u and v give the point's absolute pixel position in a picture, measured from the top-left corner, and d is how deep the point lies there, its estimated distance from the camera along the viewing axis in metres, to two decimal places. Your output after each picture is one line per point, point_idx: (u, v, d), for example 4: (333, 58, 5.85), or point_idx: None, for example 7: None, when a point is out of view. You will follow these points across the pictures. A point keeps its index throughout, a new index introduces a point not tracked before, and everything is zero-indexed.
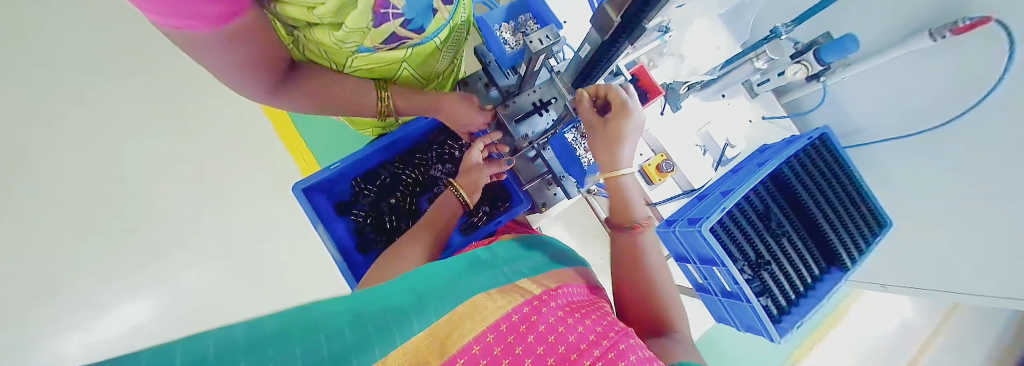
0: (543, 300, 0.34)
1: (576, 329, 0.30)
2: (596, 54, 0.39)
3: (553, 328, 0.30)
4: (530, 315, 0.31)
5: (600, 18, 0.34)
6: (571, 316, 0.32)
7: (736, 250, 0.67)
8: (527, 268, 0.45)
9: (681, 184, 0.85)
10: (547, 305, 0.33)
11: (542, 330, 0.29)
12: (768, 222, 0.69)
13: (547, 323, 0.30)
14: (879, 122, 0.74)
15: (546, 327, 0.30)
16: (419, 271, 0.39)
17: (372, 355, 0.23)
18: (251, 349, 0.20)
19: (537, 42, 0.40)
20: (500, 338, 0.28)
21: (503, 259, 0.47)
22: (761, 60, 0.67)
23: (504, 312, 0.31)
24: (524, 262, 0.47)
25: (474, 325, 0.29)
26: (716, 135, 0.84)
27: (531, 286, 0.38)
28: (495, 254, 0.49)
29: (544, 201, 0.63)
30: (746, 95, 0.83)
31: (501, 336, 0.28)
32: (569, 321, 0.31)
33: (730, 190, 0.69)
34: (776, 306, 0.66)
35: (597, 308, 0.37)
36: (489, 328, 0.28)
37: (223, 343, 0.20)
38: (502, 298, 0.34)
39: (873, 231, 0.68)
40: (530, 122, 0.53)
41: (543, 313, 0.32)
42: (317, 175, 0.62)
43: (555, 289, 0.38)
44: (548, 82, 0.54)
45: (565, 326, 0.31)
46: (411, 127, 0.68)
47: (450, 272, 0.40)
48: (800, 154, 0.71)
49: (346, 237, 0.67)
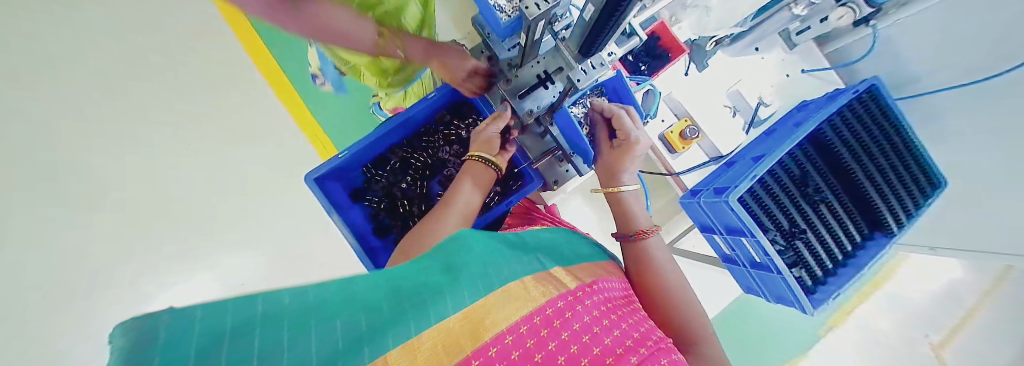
0: (578, 296, 0.33)
1: (612, 333, 0.29)
2: (602, 16, 0.34)
3: (587, 328, 0.29)
4: (565, 310, 0.30)
5: None
6: (606, 317, 0.31)
7: (766, 219, 0.62)
8: (560, 257, 0.44)
9: (706, 150, 0.79)
10: (583, 304, 0.32)
11: (576, 329, 0.28)
12: (804, 189, 0.63)
13: (582, 322, 0.29)
14: (936, 68, 0.63)
15: (580, 326, 0.29)
16: (456, 243, 0.38)
17: (405, 335, 0.23)
18: (296, 314, 0.22)
19: (533, 7, 0.36)
20: (533, 330, 0.27)
21: (537, 246, 0.45)
22: (800, 6, 0.62)
23: (538, 304, 0.30)
24: (559, 252, 0.45)
25: (509, 314, 0.28)
26: (748, 95, 0.76)
27: (565, 277, 0.37)
28: (525, 239, 0.47)
29: (555, 179, 0.60)
30: (783, 47, 0.74)
31: (534, 328, 0.27)
32: (605, 323, 0.30)
33: (763, 155, 0.63)
34: (809, 276, 0.61)
35: (633, 310, 0.35)
36: (521, 320, 0.28)
37: (272, 308, 0.22)
38: (536, 289, 0.33)
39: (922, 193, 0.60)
40: (536, 96, 0.49)
41: (578, 311, 0.31)
42: (327, 164, 0.60)
43: (591, 286, 0.36)
44: (553, 51, 0.48)
45: (601, 327, 0.30)
46: (415, 108, 0.63)
47: (486, 248, 0.39)
48: (845, 110, 0.63)
49: (363, 223, 0.67)
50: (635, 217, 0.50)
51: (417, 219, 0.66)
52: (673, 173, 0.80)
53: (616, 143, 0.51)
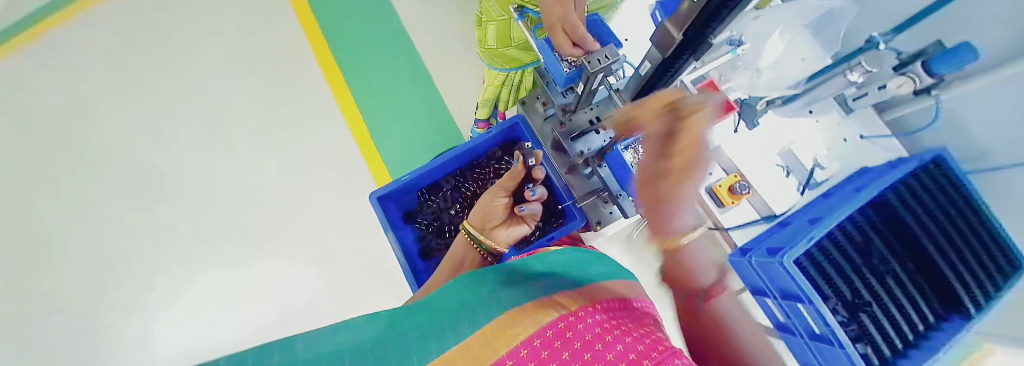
0: (579, 315, 0.34)
1: (614, 348, 0.28)
2: (658, 70, 0.38)
3: (589, 346, 0.29)
4: (566, 330, 0.31)
5: (660, 35, 0.34)
6: (610, 333, 0.31)
7: (827, 288, 0.57)
8: (570, 281, 0.45)
9: (757, 208, 0.76)
10: (585, 321, 0.33)
11: (577, 347, 0.29)
12: (867, 257, 0.59)
13: (584, 341, 0.30)
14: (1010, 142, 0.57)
15: (581, 344, 0.29)
16: (459, 289, 0.43)
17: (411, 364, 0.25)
18: (310, 354, 0.24)
19: (595, 61, 0.41)
20: (533, 353, 0.28)
21: (540, 271, 0.49)
22: (856, 72, 0.60)
23: (538, 327, 0.31)
24: (563, 273, 0.48)
25: (506, 339, 0.29)
26: (803, 156, 0.74)
27: (567, 298, 0.39)
28: (531, 266, 0.50)
29: (598, 219, 0.59)
30: (840, 111, 0.74)
31: (535, 351, 0.28)
32: (608, 339, 0.30)
33: (818, 217, 0.62)
34: (877, 356, 0.54)
35: (637, 324, 0.35)
36: (522, 343, 0.29)
37: (291, 353, 0.24)
38: (538, 311, 0.35)
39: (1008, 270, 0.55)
40: (587, 139, 0.53)
41: (580, 329, 0.32)
42: (390, 185, 0.66)
43: (592, 304, 0.37)
44: (607, 100, 0.53)
45: (603, 343, 0.29)
46: (472, 142, 0.68)
47: (484, 287, 0.42)
48: (910, 178, 0.61)
49: (412, 243, 0.70)
50: (699, 270, 0.43)
51: None
52: (721, 228, 0.76)
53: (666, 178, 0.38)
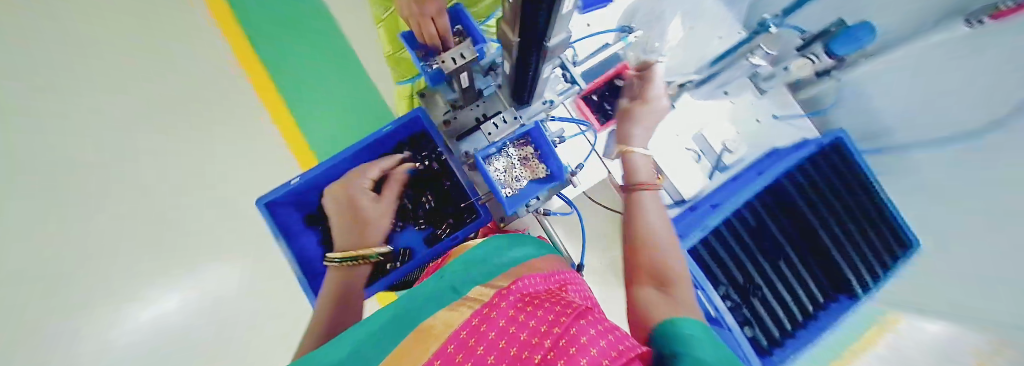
0: (491, 305, 0.27)
1: (527, 325, 0.23)
2: (517, 70, 0.35)
3: (502, 332, 0.23)
4: (478, 325, 0.24)
5: (502, 36, 0.30)
6: (522, 312, 0.26)
7: (720, 274, 0.62)
8: (483, 274, 0.36)
9: (670, 194, 0.76)
10: (498, 309, 0.27)
11: (491, 337, 0.22)
12: (763, 242, 0.63)
13: (496, 328, 0.23)
14: (907, 122, 0.61)
15: (495, 333, 0.23)
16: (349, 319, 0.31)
17: None
18: None
19: (450, 61, 0.36)
20: (437, 357, 0.20)
21: (451, 267, 0.39)
22: (757, 56, 0.68)
23: (440, 338, 0.23)
24: (484, 259, 0.39)
25: (417, 355, 0.21)
26: (713, 140, 0.76)
27: (480, 295, 0.31)
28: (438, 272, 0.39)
29: (501, 215, 0.58)
30: (754, 91, 0.76)
31: (440, 354, 0.21)
32: (520, 318, 0.24)
33: (720, 204, 0.65)
34: (765, 336, 0.59)
35: (558, 300, 0.30)
36: (429, 354, 0.21)
37: None
38: (447, 319, 0.27)
39: (894, 255, 0.59)
40: (473, 138, 0.47)
41: (493, 317, 0.25)
42: (278, 189, 0.59)
43: (508, 286, 0.31)
44: (492, 96, 0.48)
45: (517, 324, 0.24)
46: (369, 138, 0.62)
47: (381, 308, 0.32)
48: (805, 166, 0.65)
49: (314, 248, 0.65)
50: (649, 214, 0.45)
51: None
52: None
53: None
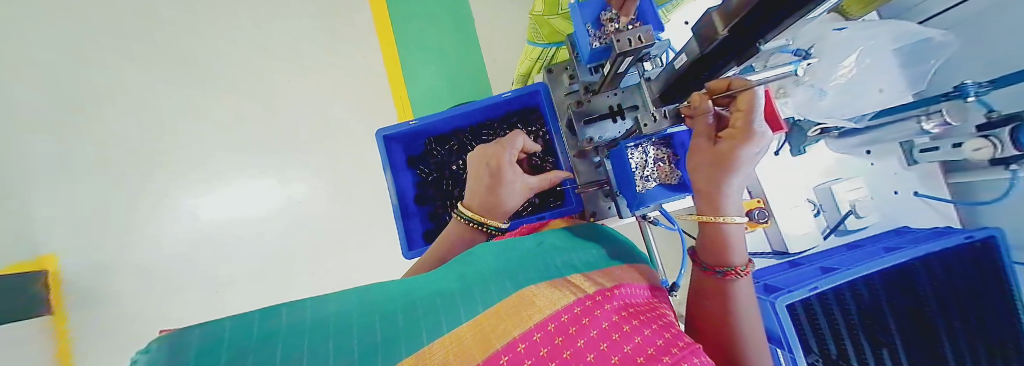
0: (597, 301, 0.30)
1: (633, 340, 0.25)
2: (691, 67, 0.34)
3: (605, 336, 0.25)
4: (582, 316, 0.27)
5: (703, 28, 0.29)
6: (628, 323, 0.27)
7: (812, 341, 0.60)
8: (581, 262, 0.41)
9: (773, 242, 0.70)
10: (602, 308, 0.29)
11: (593, 336, 0.25)
12: (872, 325, 0.58)
13: (599, 329, 0.26)
14: None
15: (597, 333, 0.25)
16: (468, 259, 0.40)
17: (419, 342, 0.24)
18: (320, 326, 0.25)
19: (624, 42, 0.35)
20: (546, 338, 0.25)
21: (548, 248, 0.44)
22: (931, 121, 0.55)
23: (552, 310, 0.28)
24: (581, 252, 0.43)
25: (522, 320, 0.26)
26: (842, 198, 0.65)
27: (584, 283, 0.34)
28: (540, 245, 0.44)
29: (593, 211, 0.57)
30: (901, 161, 0.67)
31: (548, 336, 0.25)
32: (626, 329, 0.26)
33: (832, 269, 0.56)
34: None
35: (659, 316, 0.31)
36: (535, 326, 0.26)
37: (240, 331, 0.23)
38: (554, 294, 0.31)
39: None
40: (601, 126, 0.48)
41: (596, 316, 0.27)
42: (399, 127, 0.64)
43: (611, 290, 0.32)
44: (632, 88, 0.47)
45: (621, 334, 0.26)
46: (487, 102, 0.64)
47: (496, 262, 0.39)
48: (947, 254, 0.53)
49: (409, 188, 0.71)
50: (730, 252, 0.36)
51: (456, 200, 0.68)
52: None
53: (722, 140, 0.33)
